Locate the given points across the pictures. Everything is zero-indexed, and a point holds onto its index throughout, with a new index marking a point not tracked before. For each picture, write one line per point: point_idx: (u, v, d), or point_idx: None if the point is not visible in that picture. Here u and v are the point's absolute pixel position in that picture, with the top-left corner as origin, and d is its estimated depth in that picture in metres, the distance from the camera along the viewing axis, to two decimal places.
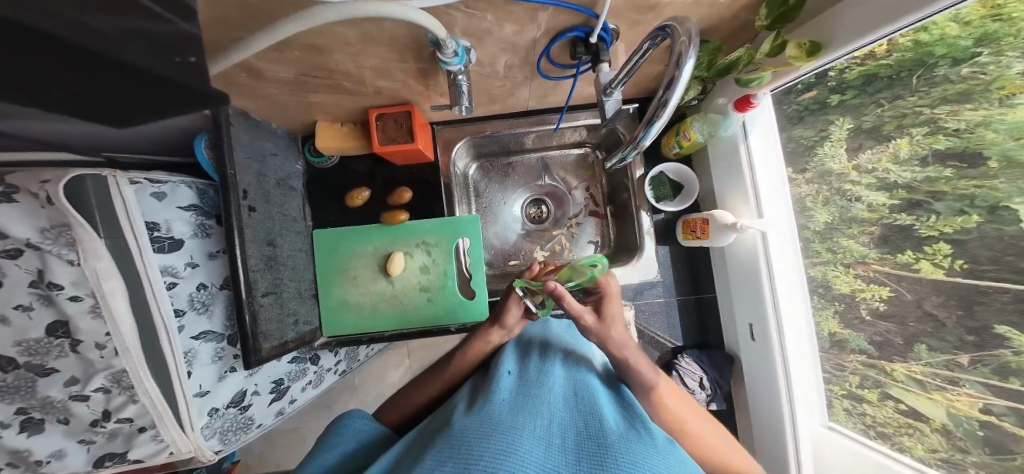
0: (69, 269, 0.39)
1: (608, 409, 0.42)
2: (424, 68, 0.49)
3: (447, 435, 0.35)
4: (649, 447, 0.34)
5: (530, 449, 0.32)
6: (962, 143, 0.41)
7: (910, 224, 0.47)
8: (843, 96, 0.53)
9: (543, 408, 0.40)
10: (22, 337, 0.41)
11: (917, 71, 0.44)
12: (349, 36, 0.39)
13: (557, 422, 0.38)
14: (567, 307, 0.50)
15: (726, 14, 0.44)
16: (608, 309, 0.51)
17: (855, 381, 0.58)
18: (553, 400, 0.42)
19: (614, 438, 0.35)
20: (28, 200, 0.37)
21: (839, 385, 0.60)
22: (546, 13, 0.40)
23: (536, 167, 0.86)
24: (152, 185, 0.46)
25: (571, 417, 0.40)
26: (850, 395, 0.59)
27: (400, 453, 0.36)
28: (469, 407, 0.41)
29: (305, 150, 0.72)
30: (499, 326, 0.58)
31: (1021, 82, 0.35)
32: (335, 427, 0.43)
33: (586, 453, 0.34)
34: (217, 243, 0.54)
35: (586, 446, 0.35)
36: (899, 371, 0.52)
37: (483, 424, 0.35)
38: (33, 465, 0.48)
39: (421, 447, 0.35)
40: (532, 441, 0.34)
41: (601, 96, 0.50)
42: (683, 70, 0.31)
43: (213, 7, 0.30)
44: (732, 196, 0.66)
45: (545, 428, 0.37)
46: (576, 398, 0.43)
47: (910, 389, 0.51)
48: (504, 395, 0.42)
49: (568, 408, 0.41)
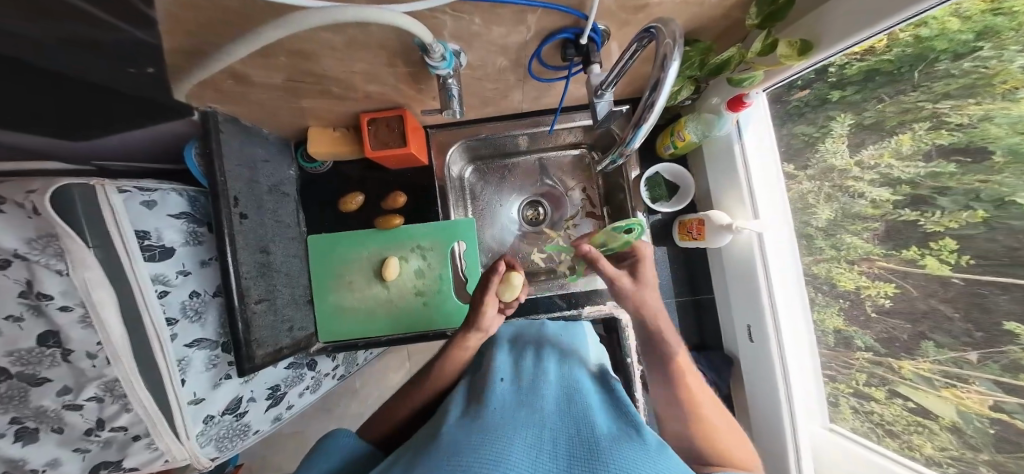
0: (59, 279, 0.39)
1: (602, 417, 0.41)
2: (413, 73, 0.49)
3: (437, 447, 0.34)
4: (642, 452, 0.33)
5: (516, 453, 0.32)
6: (966, 138, 0.39)
7: (915, 220, 0.46)
8: (843, 92, 0.52)
9: (534, 416, 0.40)
10: (13, 347, 0.40)
11: (918, 66, 0.43)
12: (335, 41, 0.39)
13: (549, 431, 0.38)
14: (602, 269, 0.54)
15: (715, 14, 0.44)
16: (642, 275, 0.54)
17: (861, 379, 0.57)
18: (545, 407, 0.42)
19: (605, 444, 0.34)
20: (15, 212, 0.36)
21: (845, 383, 0.60)
22: (534, 15, 0.39)
23: (530, 169, 0.85)
24: (142, 194, 0.46)
25: (563, 425, 0.39)
26: (857, 394, 0.57)
27: (387, 465, 0.36)
28: (460, 416, 0.41)
29: (298, 154, 0.72)
30: (477, 329, 0.59)
31: (1022, 75, 0.33)
32: (324, 444, 0.43)
33: (579, 459, 0.32)
34: (208, 250, 0.55)
35: (578, 452, 0.33)
36: (908, 369, 0.50)
37: (469, 433, 0.35)
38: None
39: (410, 456, 0.35)
40: (523, 450, 0.33)
41: (593, 97, 0.49)
42: (669, 72, 0.30)
43: (180, 15, 0.30)
44: (727, 196, 0.66)
45: (537, 437, 0.36)
46: (568, 405, 0.43)
47: (919, 387, 0.49)
48: (496, 406, 0.42)
49: (560, 416, 0.41)
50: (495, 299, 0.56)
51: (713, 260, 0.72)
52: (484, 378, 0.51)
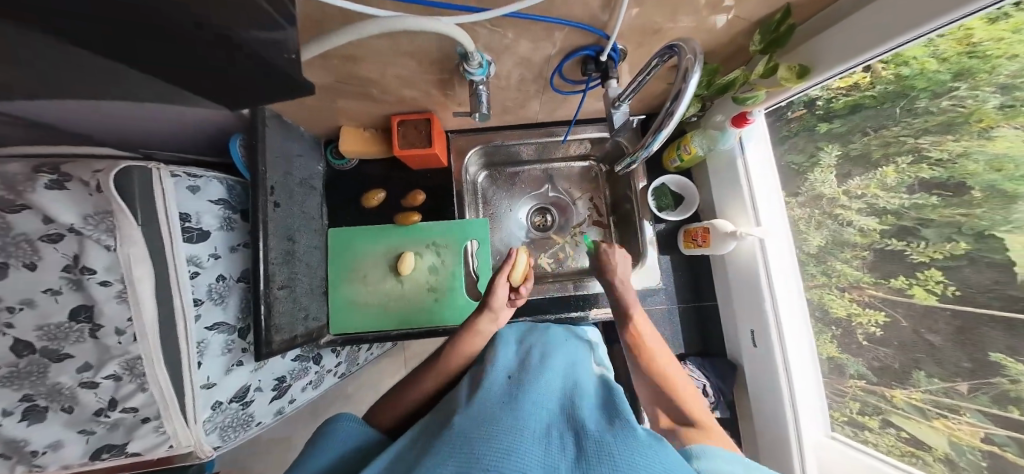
0: (105, 255, 0.42)
1: (600, 414, 0.43)
2: (445, 79, 0.53)
3: (447, 436, 0.35)
4: (645, 446, 0.35)
5: (527, 446, 0.34)
6: (945, 174, 0.45)
7: (901, 249, 0.50)
8: (830, 124, 0.58)
9: (539, 410, 0.41)
10: (44, 321, 0.42)
11: (900, 102, 0.48)
12: (383, 46, 0.43)
13: (555, 427, 0.39)
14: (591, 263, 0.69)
15: (723, 39, 0.50)
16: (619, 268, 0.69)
17: (855, 408, 0.59)
18: (546, 400, 0.44)
19: (610, 438, 0.36)
20: (77, 188, 0.42)
21: (839, 411, 0.61)
22: (562, 32, 0.44)
23: (541, 177, 0.89)
24: (189, 179, 0.51)
25: (569, 423, 0.40)
26: (851, 422, 0.59)
27: (396, 452, 0.37)
28: (467, 404, 0.43)
29: (327, 152, 0.75)
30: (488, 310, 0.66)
31: (998, 116, 0.40)
32: (326, 437, 0.43)
33: (585, 452, 0.34)
34: (240, 236, 0.58)
35: (584, 445, 0.35)
36: (899, 398, 0.53)
37: (478, 422, 0.37)
38: (27, 456, 0.47)
39: (420, 446, 0.37)
40: (532, 442, 0.34)
41: (610, 108, 0.53)
42: (689, 84, 0.35)
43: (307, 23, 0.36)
44: (731, 208, 0.70)
45: (545, 431, 0.37)
46: (572, 403, 0.45)
47: (910, 416, 0.51)
48: (502, 398, 0.43)
49: (565, 414, 0.42)
50: (507, 282, 0.68)
51: (717, 267, 0.76)
52: (488, 371, 0.52)
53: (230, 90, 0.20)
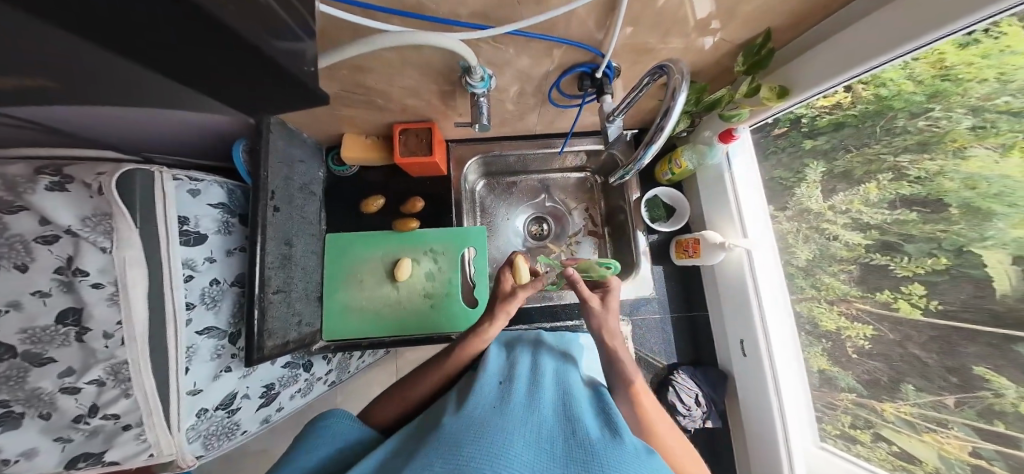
0: (102, 256, 0.42)
1: (591, 420, 0.44)
2: (447, 91, 0.55)
3: (438, 438, 0.36)
4: (633, 455, 0.35)
5: (519, 451, 0.34)
6: (924, 191, 0.48)
7: (886, 264, 0.52)
8: (815, 141, 0.61)
9: (530, 415, 0.42)
10: (30, 324, 0.40)
11: (879, 121, 0.52)
12: (388, 58, 0.45)
13: (547, 432, 0.40)
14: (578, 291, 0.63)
15: (710, 59, 0.53)
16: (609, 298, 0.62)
17: (846, 421, 0.60)
18: (539, 408, 0.44)
19: (600, 446, 0.37)
20: (79, 190, 0.43)
21: (832, 424, 0.62)
22: (560, 50, 0.47)
23: (537, 187, 0.91)
24: (190, 183, 0.52)
25: (561, 429, 0.41)
26: (844, 436, 0.60)
27: (388, 452, 0.37)
28: (457, 407, 0.43)
29: (328, 158, 0.76)
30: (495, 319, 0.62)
31: (972, 137, 0.42)
32: (316, 426, 0.42)
33: (576, 459, 0.35)
34: (236, 241, 0.58)
35: (575, 452, 0.36)
36: (890, 411, 0.54)
37: (468, 426, 0.37)
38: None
39: (410, 447, 0.37)
40: (523, 447, 0.35)
41: (604, 122, 0.55)
42: (677, 102, 0.37)
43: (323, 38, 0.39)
44: (720, 219, 0.73)
45: (536, 435, 0.38)
46: (564, 409, 0.46)
47: (900, 430, 0.53)
48: (494, 404, 0.44)
49: (557, 421, 0.43)
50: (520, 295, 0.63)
51: (708, 276, 0.78)
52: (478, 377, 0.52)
53: (241, 90, 0.20)
